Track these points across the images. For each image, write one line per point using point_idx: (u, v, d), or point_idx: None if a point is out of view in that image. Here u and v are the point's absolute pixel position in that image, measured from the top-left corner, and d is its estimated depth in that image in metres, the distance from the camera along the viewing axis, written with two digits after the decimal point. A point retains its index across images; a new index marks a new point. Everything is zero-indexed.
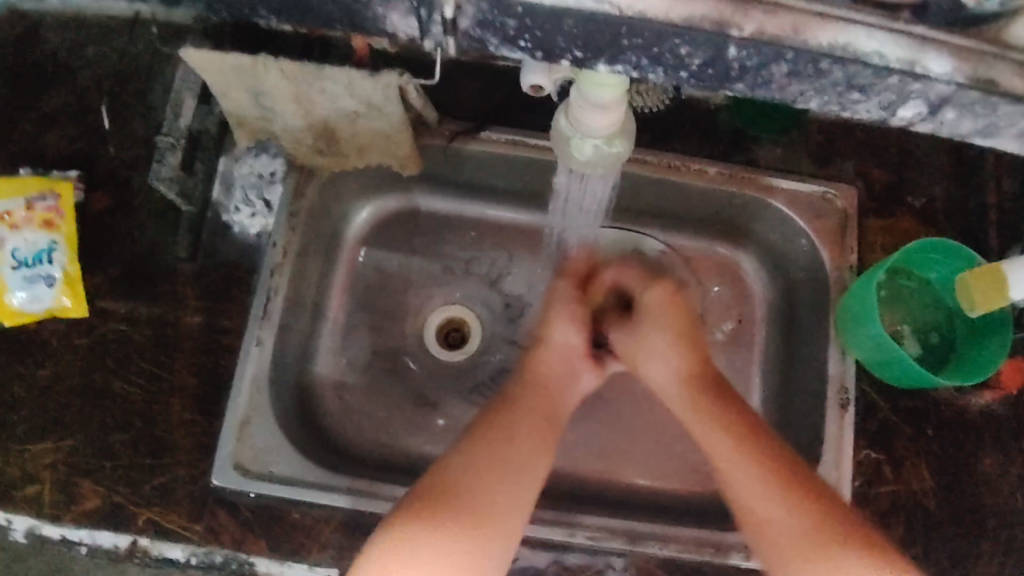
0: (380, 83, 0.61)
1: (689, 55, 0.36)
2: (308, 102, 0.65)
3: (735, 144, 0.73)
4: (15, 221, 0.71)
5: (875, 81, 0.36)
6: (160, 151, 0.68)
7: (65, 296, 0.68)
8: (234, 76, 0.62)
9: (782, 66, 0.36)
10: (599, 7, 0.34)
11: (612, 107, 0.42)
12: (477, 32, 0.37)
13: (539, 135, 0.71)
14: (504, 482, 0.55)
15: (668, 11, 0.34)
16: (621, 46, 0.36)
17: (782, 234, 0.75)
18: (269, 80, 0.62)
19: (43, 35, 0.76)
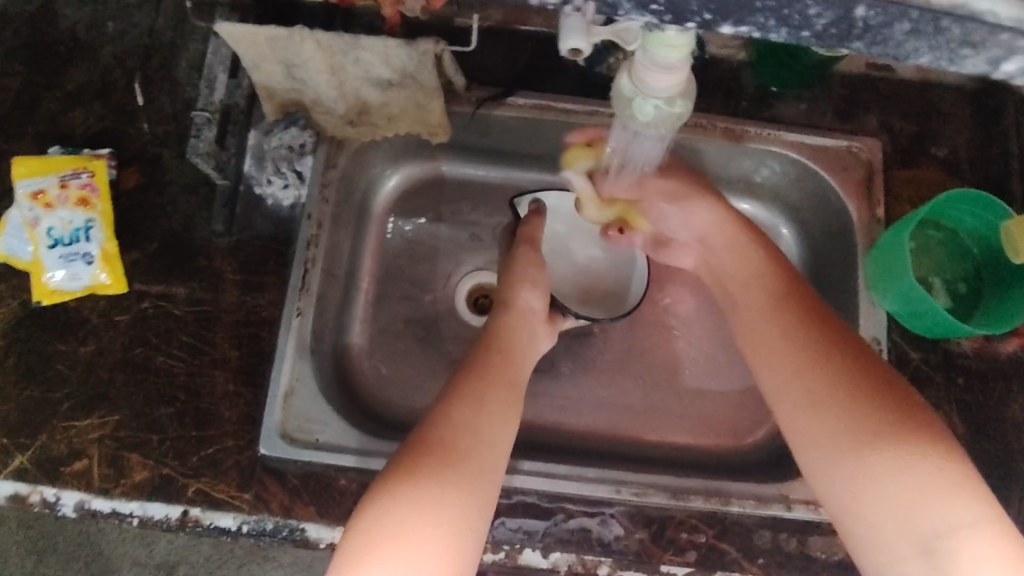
0: (416, 51, 0.62)
1: (817, 15, 0.31)
2: (342, 72, 0.65)
3: (760, 101, 0.74)
4: (49, 200, 0.71)
5: (987, 37, 0.31)
6: (197, 126, 0.68)
7: (105, 273, 0.69)
8: (269, 48, 0.62)
9: (903, 22, 0.31)
10: None
11: (677, 67, 0.42)
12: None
13: (567, 98, 0.72)
14: (480, 428, 0.56)
15: None
16: (751, 9, 0.31)
17: (807, 190, 0.75)
18: (305, 53, 0.63)
19: (63, 12, 0.75)
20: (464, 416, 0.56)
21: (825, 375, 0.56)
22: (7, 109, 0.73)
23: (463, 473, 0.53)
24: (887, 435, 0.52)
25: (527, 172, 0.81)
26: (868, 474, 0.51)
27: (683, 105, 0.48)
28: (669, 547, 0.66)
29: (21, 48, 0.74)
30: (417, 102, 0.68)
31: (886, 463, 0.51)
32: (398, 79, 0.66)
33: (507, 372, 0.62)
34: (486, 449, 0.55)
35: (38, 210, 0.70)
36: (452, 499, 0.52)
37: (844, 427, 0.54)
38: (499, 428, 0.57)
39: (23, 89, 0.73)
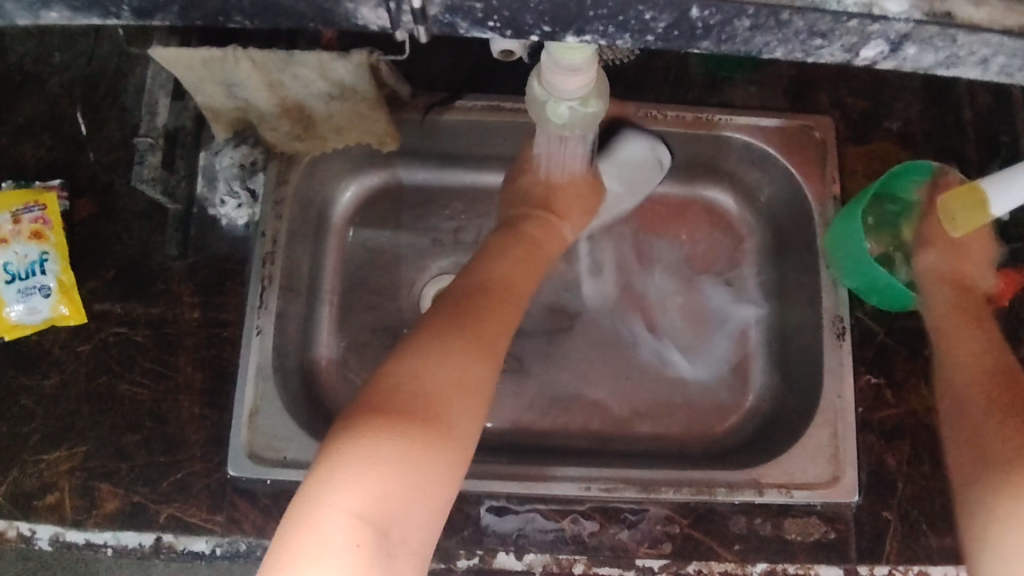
0: (351, 62, 0.61)
1: (654, 19, 0.33)
2: (281, 88, 0.65)
3: (709, 87, 0.73)
4: (2, 235, 0.70)
5: (834, 25, 0.32)
6: (141, 151, 0.67)
7: (63, 305, 0.69)
8: (205, 71, 0.62)
9: (743, 19, 0.32)
10: None
11: (584, 68, 0.42)
12: (446, 17, 0.34)
13: (512, 96, 0.71)
14: (473, 378, 0.52)
15: None
16: (586, 18, 0.33)
17: (764, 172, 0.75)
18: (240, 72, 0.62)
19: (7, 46, 0.75)
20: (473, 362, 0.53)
21: (1002, 404, 0.59)
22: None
23: (444, 431, 0.49)
24: (1020, 473, 0.54)
25: (485, 172, 0.80)
26: (998, 503, 0.53)
27: (597, 110, 0.47)
28: (645, 540, 0.66)
29: None
30: (360, 113, 0.68)
31: (1016, 502, 0.53)
32: (337, 92, 0.65)
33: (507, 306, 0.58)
34: (465, 414, 0.51)
35: None
36: (431, 462, 0.47)
37: (993, 459, 0.56)
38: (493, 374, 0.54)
39: None
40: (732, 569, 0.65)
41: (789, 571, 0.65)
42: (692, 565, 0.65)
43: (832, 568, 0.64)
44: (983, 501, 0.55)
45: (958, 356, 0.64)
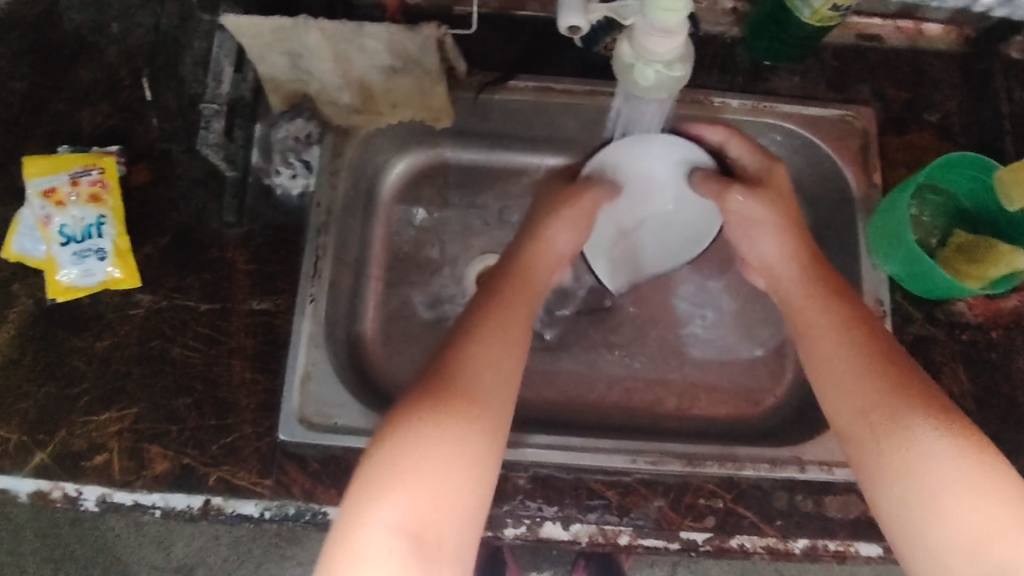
0: (419, 35, 0.63)
1: None
2: (347, 59, 0.66)
3: (755, 75, 0.75)
4: (61, 197, 0.71)
5: None
6: (206, 118, 0.70)
7: (117, 268, 0.69)
8: (275, 40, 0.63)
9: None
10: None
11: (675, 32, 0.50)
12: None
13: (566, 79, 0.73)
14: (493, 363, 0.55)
15: None
16: None
17: (806, 159, 0.77)
18: (308, 41, 0.64)
19: (67, 16, 0.76)
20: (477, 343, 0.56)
21: (875, 372, 0.56)
22: (15, 110, 0.74)
23: (484, 414, 0.52)
24: (934, 433, 0.51)
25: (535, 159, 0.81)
26: (905, 453, 0.52)
27: (684, 76, 0.55)
28: (688, 514, 0.67)
29: (27, 54, 0.75)
30: (420, 87, 0.69)
31: (920, 454, 0.51)
32: (400, 63, 0.67)
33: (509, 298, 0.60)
34: (489, 401, 0.53)
35: (49, 207, 0.71)
36: (471, 435, 0.50)
37: (874, 420, 0.54)
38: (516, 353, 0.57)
39: (29, 91, 0.74)
40: (775, 543, 0.66)
41: (830, 548, 0.66)
42: (736, 539, 0.66)
43: (871, 544, 0.66)
44: (900, 454, 0.52)
45: (812, 344, 0.60)
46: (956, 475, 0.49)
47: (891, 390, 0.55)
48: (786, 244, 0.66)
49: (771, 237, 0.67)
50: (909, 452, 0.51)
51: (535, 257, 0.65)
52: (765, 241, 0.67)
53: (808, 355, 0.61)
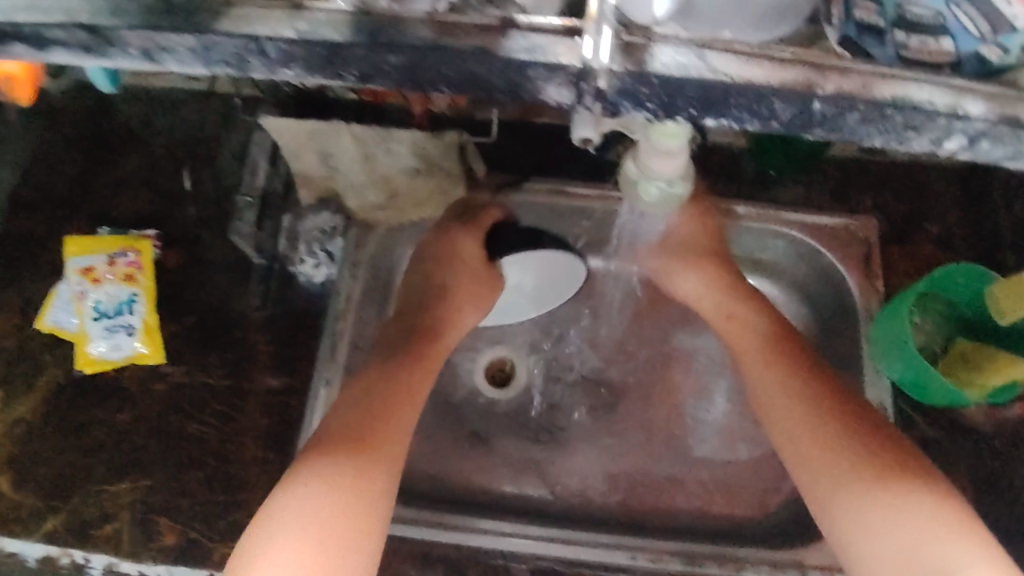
0: (445, 139, 0.74)
1: (779, 110, 0.33)
2: (374, 161, 0.75)
3: (761, 184, 0.78)
4: (97, 275, 0.74)
5: (926, 121, 0.33)
6: (240, 210, 0.75)
7: (144, 344, 0.72)
8: (311, 142, 0.72)
9: (854, 112, 0.33)
10: (711, 74, 0.32)
11: (677, 154, 0.53)
12: (616, 100, 0.33)
13: (579, 182, 0.75)
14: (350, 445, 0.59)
15: (761, 73, 0.32)
16: (726, 105, 0.33)
17: (810, 266, 0.78)
18: (341, 142, 0.73)
19: (118, 109, 0.82)
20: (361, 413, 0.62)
21: (840, 417, 0.60)
22: (63, 193, 0.79)
23: (372, 472, 0.59)
24: (919, 484, 0.55)
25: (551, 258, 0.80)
26: (900, 501, 0.55)
27: (685, 191, 0.58)
28: None
29: (79, 143, 0.81)
30: (442, 188, 0.77)
31: (911, 496, 0.54)
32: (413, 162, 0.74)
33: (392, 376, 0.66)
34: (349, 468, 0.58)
35: (86, 284, 0.74)
36: (342, 512, 0.56)
37: (858, 461, 0.58)
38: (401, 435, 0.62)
39: (78, 177, 0.80)
40: None
41: None
42: None
43: None
44: (887, 496, 0.55)
45: (772, 392, 0.64)
46: (938, 512, 0.53)
47: (863, 435, 0.59)
48: (705, 276, 0.71)
49: (692, 270, 0.72)
50: (901, 495, 0.55)
51: (432, 340, 0.71)
52: (681, 278, 0.73)
53: (772, 411, 0.64)
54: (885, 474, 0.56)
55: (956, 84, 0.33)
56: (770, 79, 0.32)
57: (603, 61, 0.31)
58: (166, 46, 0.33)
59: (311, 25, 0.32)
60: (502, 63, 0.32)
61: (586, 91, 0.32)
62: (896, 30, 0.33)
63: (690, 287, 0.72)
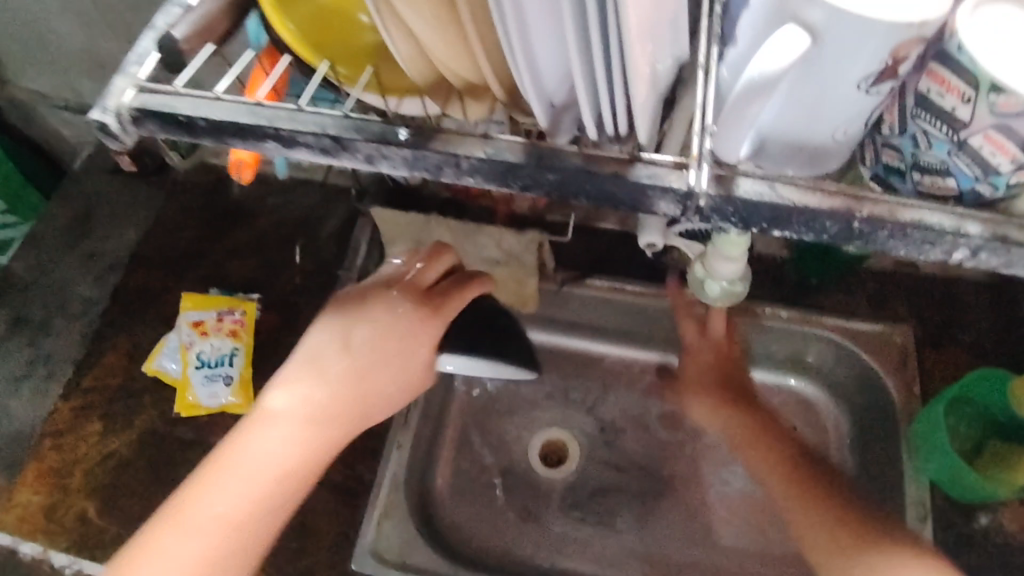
0: (525, 238, 0.71)
1: (823, 227, 0.33)
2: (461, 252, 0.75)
3: (799, 289, 0.83)
4: (206, 328, 0.84)
5: (943, 241, 0.33)
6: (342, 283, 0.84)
7: (238, 395, 0.81)
8: (403, 227, 0.72)
9: (885, 229, 0.32)
10: (766, 193, 0.32)
11: (739, 260, 0.61)
12: (702, 215, 0.33)
13: (636, 281, 0.80)
14: (239, 488, 0.54)
15: (801, 194, 0.32)
16: (786, 220, 0.32)
17: (851, 367, 0.81)
18: (433, 234, 0.73)
19: (232, 187, 0.93)
20: (273, 445, 0.55)
21: (823, 508, 0.62)
22: (179, 257, 0.89)
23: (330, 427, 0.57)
24: (901, 554, 0.55)
25: (607, 348, 0.87)
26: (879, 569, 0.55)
27: (745, 292, 0.66)
28: None
29: (197, 214, 0.92)
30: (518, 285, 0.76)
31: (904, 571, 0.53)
32: (504, 258, 0.72)
33: (291, 424, 0.56)
34: (220, 514, 0.53)
35: (195, 336, 0.84)
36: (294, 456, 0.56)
37: (840, 540, 0.59)
38: (314, 463, 0.57)
39: (192, 244, 0.90)
40: None
41: None
42: None
43: None
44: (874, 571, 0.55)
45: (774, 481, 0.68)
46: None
47: (842, 516, 0.61)
48: (705, 398, 0.78)
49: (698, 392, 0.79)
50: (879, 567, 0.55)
51: (354, 412, 0.57)
52: (695, 400, 0.79)
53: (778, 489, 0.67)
54: (849, 553, 0.57)
55: (955, 210, 0.33)
56: (818, 207, 0.32)
57: (705, 185, 0.32)
58: (388, 158, 0.34)
59: (495, 150, 0.33)
60: (628, 180, 0.32)
61: (693, 214, 0.33)
62: (914, 172, 0.37)
63: (697, 404, 0.79)
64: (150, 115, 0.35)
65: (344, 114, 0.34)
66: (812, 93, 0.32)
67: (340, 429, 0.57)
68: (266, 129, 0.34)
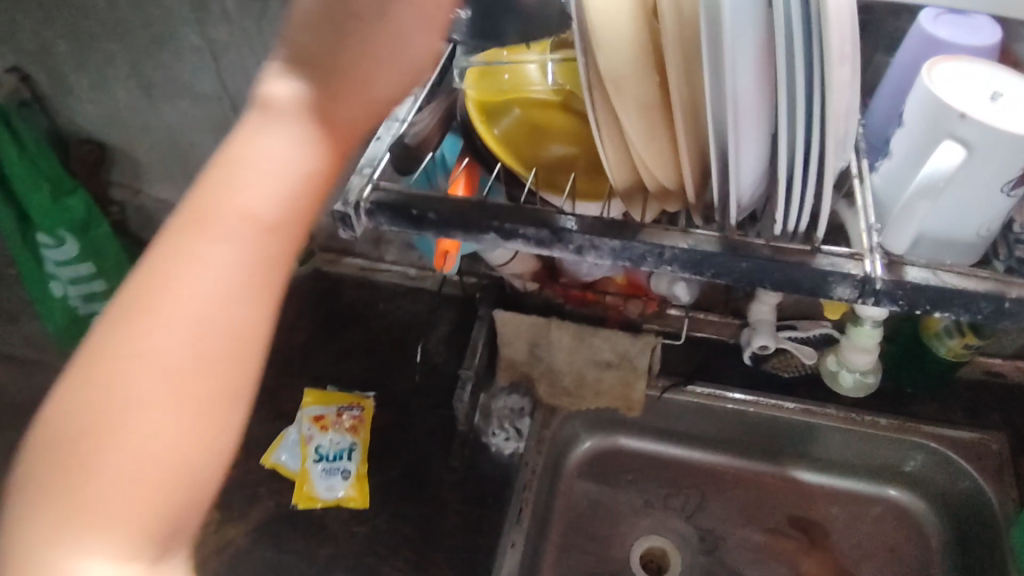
0: (639, 340, 0.75)
1: (974, 310, 0.36)
2: (575, 354, 0.78)
3: (898, 400, 0.82)
4: (326, 423, 0.84)
5: None
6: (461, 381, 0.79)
7: (355, 489, 0.80)
8: (526, 330, 0.78)
9: None
10: (929, 278, 0.35)
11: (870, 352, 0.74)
12: (876, 299, 0.36)
13: (739, 389, 0.83)
14: (173, 349, 0.31)
15: (959, 278, 0.35)
16: (947, 302, 0.36)
17: (946, 475, 0.80)
18: (553, 337, 0.77)
19: (342, 288, 0.97)
20: (249, 184, 0.34)
21: None
22: (286, 354, 0.91)
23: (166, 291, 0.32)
24: None
25: (706, 456, 0.88)
26: None
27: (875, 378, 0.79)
28: None
29: (311, 314, 0.95)
30: (626, 383, 0.79)
31: None
32: (617, 359, 0.77)
33: (158, 319, 0.31)
34: (166, 394, 0.31)
35: (315, 430, 0.83)
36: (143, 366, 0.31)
37: None
38: (184, 298, 0.32)
39: (306, 342, 0.92)
40: None
41: None
42: None
43: None
44: None
45: None
46: None
47: None
48: None
49: None
50: None
51: (309, 113, 0.36)
52: None
53: None
54: None
55: None
56: (975, 290, 0.35)
57: (878, 271, 0.36)
58: (597, 248, 0.38)
59: (696, 241, 0.37)
60: (807, 272, 0.36)
61: (869, 299, 0.36)
62: None
63: None
64: (385, 208, 0.39)
65: (560, 212, 0.39)
66: (963, 195, 0.36)
67: (339, 176, 0.37)
68: (491, 222, 0.38)
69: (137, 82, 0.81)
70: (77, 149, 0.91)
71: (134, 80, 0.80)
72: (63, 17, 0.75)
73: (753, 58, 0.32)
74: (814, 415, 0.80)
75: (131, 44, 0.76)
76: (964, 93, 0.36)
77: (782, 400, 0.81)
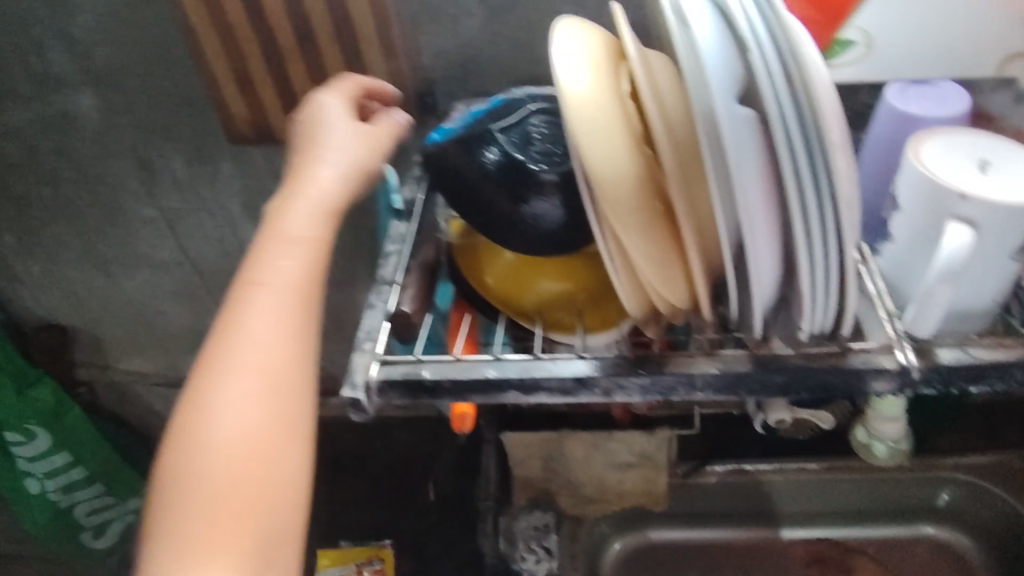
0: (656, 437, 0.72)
1: (1012, 380, 0.36)
2: (592, 462, 0.75)
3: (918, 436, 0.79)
4: None
5: None
6: (483, 513, 0.77)
7: None
8: (540, 448, 0.74)
9: None
10: (962, 356, 0.36)
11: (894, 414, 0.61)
12: (914, 389, 0.36)
13: (755, 458, 0.81)
14: (242, 386, 0.36)
15: (988, 352, 0.36)
16: (982, 377, 0.36)
17: (980, 502, 0.76)
18: (567, 449, 0.74)
19: (337, 433, 0.95)
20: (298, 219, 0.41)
21: None
22: None
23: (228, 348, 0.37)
24: None
25: (740, 530, 0.82)
26: None
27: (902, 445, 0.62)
28: None
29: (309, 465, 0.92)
30: (649, 478, 0.76)
31: None
32: (638, 460, 0.74)
33: (224, 369, 0.36)
34: (247, 404, 0.36)
35: None
36: (226, 413, 0.35)
37: None
38: (241, 346, 0.37)
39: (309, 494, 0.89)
40: None
41: None
42: None
43: None
44: None
45: None
46: None
47: None
48: None
49: None
50: None
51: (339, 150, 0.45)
52: None
53: None
54: None
55: None
56: (1008, 360, 0.36)
57: (913, 360, 0.36)
58: (625, 386, 0.38)
59: (725, 363, 0.37)
60: (843, 373, 0.36)
61: (909, 390, 0.36)
62: None
63: None
64: (397, 385, 0.38)
65: (576, 356, 0.39)
66: (982, 270, 0.36)
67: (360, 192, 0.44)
68: (511, 380, 0.38)
69: (94, 261, 0.79)
70: (36, 339, 0.88)
71: (90, 259, 0.79)
72: (10, 210, 0.74)
73: (758, 173, 0.32)
74: (836, 469, 0.78)
75: (83, 224, 0.75)
76: (953, 168, 0.37)
77: (802, 462, 0.79)
